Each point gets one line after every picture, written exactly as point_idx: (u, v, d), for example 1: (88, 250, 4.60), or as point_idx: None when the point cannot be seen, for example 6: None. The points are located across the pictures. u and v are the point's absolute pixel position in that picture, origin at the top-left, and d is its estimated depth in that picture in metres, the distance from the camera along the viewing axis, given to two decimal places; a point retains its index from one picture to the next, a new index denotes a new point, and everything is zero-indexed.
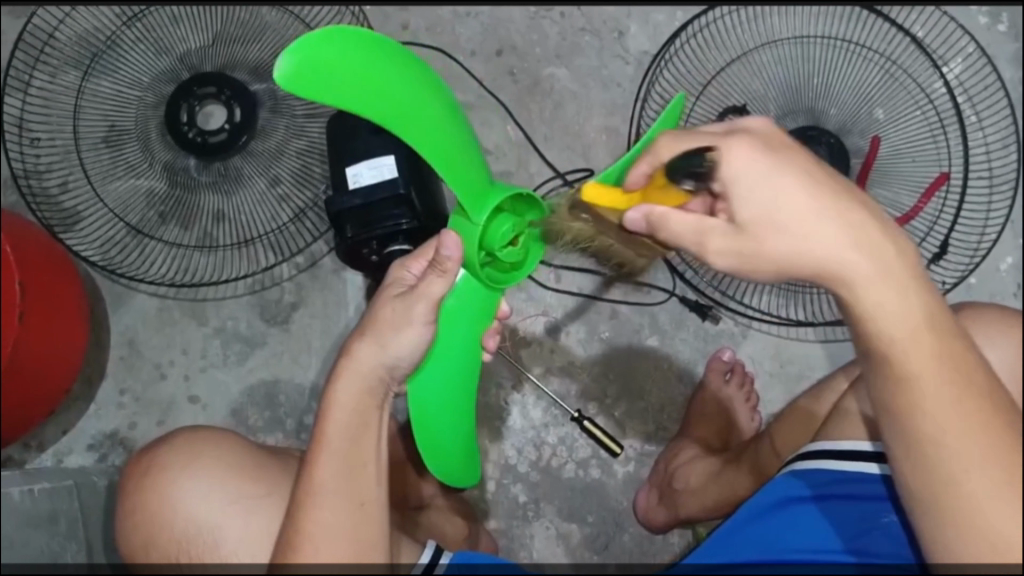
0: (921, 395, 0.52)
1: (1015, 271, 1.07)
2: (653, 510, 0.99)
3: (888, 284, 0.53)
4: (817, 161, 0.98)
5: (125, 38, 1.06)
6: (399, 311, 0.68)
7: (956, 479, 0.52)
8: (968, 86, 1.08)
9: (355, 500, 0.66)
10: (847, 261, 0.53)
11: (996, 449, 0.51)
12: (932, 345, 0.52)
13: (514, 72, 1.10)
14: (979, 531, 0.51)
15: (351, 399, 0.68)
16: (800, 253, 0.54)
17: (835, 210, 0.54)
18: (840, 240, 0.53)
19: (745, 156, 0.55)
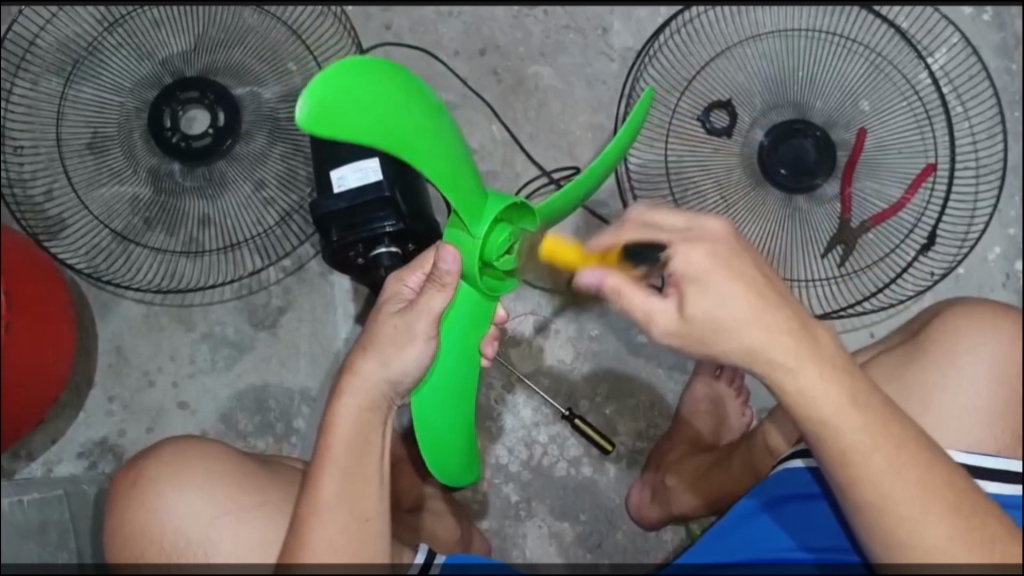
0: (863, 474, 0.56)
1: (1004, 261, 1.07)
2: (646, 507, 0.99)
3: (821, 380, 0.55)
4: (803, 156, 0.99)
5: (105, 43, 1.05)
6: (399, 329, 0.68)
7: (907, 540, 0.56)
8: (953, 77, 1.08)
9: (358, 517, 0.66)
10: (782, 358, 0.55)
11: (941, 511, 0.56)
12: (869, 433, 0.56)
13: (497, 70, 1.10)
14: None
15: (356, 415, 0.67)
16: (745, 344, 0.55)
17: (764, 312, 0.55)
18: (778, 340, 0.55)
19: (694, 256, 0.56)
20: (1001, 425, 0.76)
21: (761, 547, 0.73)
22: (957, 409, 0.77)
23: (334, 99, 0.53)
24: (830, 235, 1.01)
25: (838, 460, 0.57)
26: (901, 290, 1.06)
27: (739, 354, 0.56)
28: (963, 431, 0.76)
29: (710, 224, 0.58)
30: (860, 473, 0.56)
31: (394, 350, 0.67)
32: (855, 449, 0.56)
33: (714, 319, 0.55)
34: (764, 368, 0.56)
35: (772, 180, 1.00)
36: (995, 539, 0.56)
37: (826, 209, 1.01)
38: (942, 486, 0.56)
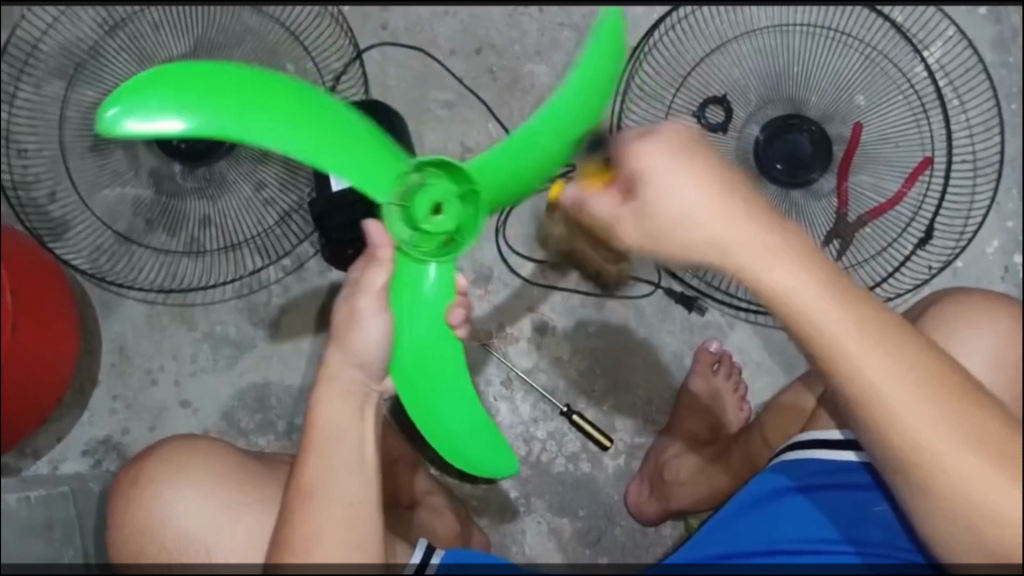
0: (875, 392, 0.55)
1: (1002, 254, 1.07)
2: (644, 503, 1.00)
3: (785, 267, 0.55)
4: (798, 151, 0.99)
5: (107, 47, 1.06)
6: (346, 314, 0.65)
7: (935, 458, 0.55)
8: (949, 70, 1.08)
9: (343, 502, 0.65)
10: (767, 263, 0.55)
11: (966, 420, 0.54)
12: (845, 317, 0.55)
13: (494, 69, 1.10)
14: (944, 478, 0.55)
15: (332, 406, 0.66)
16: (705, 235, 0.56)
17: (724, 202, 0.56)
18: (756, 249, 0.55)
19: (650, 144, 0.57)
20: None
21: (769, 536, 0.75)
22: None
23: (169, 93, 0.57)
24: (826, 231, 1.01)
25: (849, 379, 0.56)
26: (899, 284, 1.06)
27: (711, 251, 0.56)
28: None
29: (670, 130, 0.58)
30: (878, 388, 0.55)
31: (349, 333, 0.64)
32: (863, 368, 0.55)
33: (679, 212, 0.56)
34: (741, 270, 0.56)
35: (769, 174, 1.00)
36: (982, 421, 0.55)
37: (823, 203, 1.01)
38: (962, 395, 0.55)
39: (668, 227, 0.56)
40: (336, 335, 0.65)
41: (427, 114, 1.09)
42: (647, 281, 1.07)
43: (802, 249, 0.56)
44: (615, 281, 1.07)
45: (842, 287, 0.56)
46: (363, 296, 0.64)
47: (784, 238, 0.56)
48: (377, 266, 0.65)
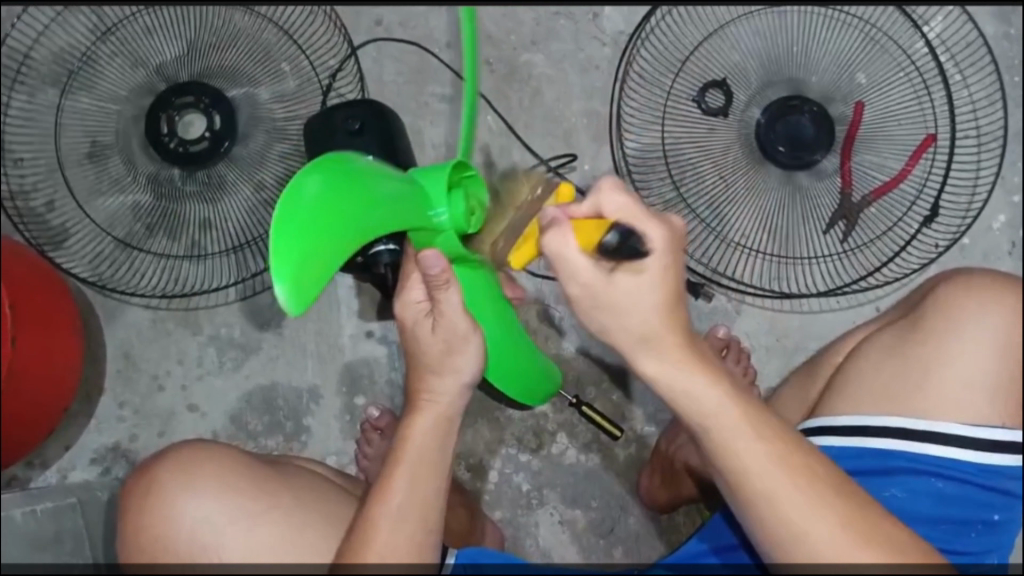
0: (751, 472, 0.62)
1: (1009, 229, 1.06)
2: (658, 491, 0.99)
3: (663, 317, 0.61)
4: (799, 133, 0.98)
5: (99, 53, 1.06)
6: (441, 341, 0.70)
7: (782, 512, 0.61)
8: (949, 45, 1.07)
9: (421, 526, 0.69)
10: (676, 362, 0.62)
11: (825, 496, 0.61)
12: (682, 357, 0.62)
13: (490, 61, 1.10)
14: (779, 518, 0.61)
15: (427, 428, 0.70)
16: (634, 306, 0.60)
17: (666, 287, 0.60)
18: (663, 344, 0.61)
19: (614, 201, 0.58)
20: (1007, 395, 0.76)
21: None
22: (963, 382, 0.77)
23: (298, 257, 0.52)
24: (833, 210, 1.01)
25: (728, 452, 0.62)
26: (906, 263, 1.06)
27: (628, 333, 0.61)
28: (969, 400, 0.76)
29: (674, 221, 0.61)
30: (747, 469, 0.62)
31: (449, 356, 0.70)
32: (739, 438, 0.62)
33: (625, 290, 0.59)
34: (650, 345, 0.61)
35: (770, 156, 0.99)
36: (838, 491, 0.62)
37: (828, 183, 1.01)
38: (827, 478, 0.62)
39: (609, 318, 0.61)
40: (428, 362, 0.71)
41: (425, 109, 1.09)
42: None
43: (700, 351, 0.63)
44: None
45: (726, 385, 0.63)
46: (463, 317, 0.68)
47: (686, 360, 0.62)
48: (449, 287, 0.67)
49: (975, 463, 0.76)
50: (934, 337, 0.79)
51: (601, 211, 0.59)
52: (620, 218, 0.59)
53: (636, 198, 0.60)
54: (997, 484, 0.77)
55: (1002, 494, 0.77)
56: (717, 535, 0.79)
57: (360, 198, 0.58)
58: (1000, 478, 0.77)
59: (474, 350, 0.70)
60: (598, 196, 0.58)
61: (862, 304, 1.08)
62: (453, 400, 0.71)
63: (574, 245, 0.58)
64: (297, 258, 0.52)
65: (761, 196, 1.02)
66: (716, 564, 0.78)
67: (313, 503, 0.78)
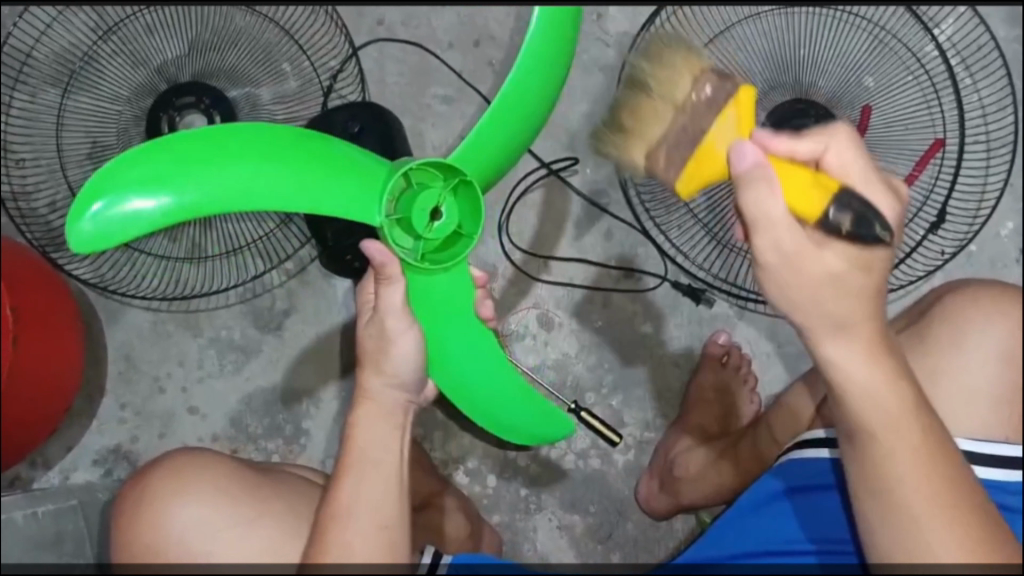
0: (883, 435, 0.60)
1: (1016, 236, 1.05)
2: (654, 499, 0.99)
3: (862, 291, 0.57)
4: (804, 135, 0.94)
5: (100, 53, 1.05)
6: (375, 338, 0.69)
7: (909, 504, 0.61)
8: (960, 48, 1.05)
9: (374, 523, 0.68)
10: (847, 345, 0.58)
11: (932, 481, 0.60)
12: (868, 334, 0.59)
13: (493, 62, 1.09)
14: (909, 516, 0.61)
15: (371, 418, 0.71)
16: (834, 279, 0.56)
17: (864, 267, 0.57)
18: (845, 299, 0.57)
19: (838, 154, 0.58)
20: (1008, 413, 0.75)
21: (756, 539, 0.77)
22: (962, 401, 0.75)
23: (151, 170, 0.58)
24: None
25: (875, 432, 0.60)
26: (911, 270, 1.04)
27: (827, 319, 0.58)
28: (968, 419, 0.75)
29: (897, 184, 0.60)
30: (888, 442, 0.60)
31: (382, 358, 0.69)
32: (888, 416, 0.60)
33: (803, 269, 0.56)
34: (839, 326, 0.58)
35: None
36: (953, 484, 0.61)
37: None
38: (946, 468, 0.61)
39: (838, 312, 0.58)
40: (366, 360, 0.70)
41: (427, 111, 1.08)
42: (654, 274, 1.06)
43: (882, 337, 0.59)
44: (621, 275, 1.06)
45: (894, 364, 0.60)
46: (390, 317, 0.67)
47: (866, 347, 0.59)
48: (388, 283, 0.66)
49: (974, 478, 0.74)
50: (936, 352, 0.78)
51: (826, 167, 0.58)
52: (846, 177, 0.58)
53: (865, 157, 0.59)
54: (996, 499, 0.74)
55: (1003, 510, 0.75)
56: (780, 534, 0.76)
57: (313, 156, 0.63)
58: (1001, 494, 0.74)
59: (415, 346, 0.68)
60: (824, 148, 0.58)
61: None
62: (397, 396, 0.71)
63: (777, 204, 0.54)
64: (131, 163, 0.58)
65: None
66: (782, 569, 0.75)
67: (305, 506, 0.78)
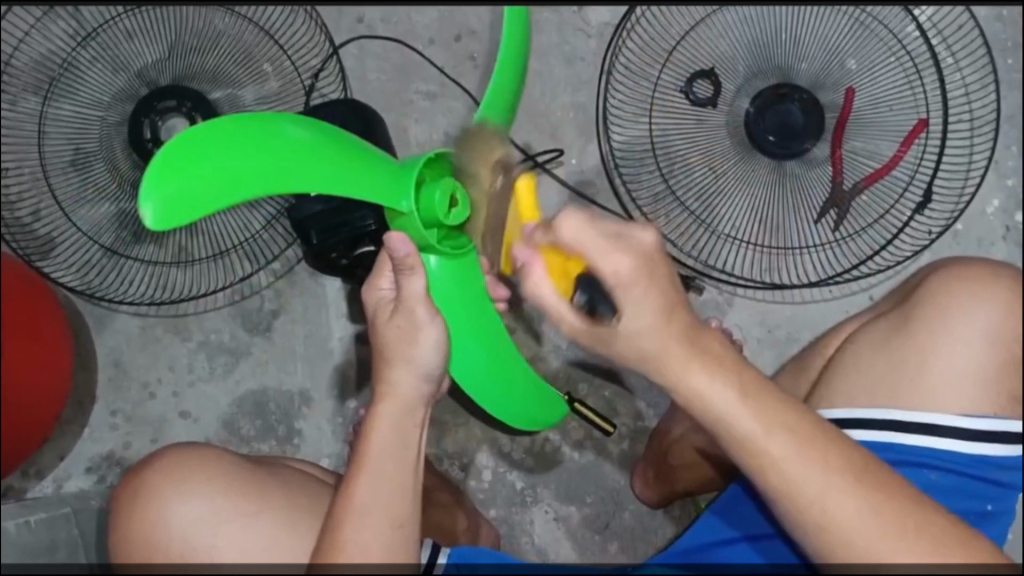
0: (788, 485, 0.60)
1: (1003, 214, 1.05)
2: (650, 487, 0.99)
3: (655, 320, 0.56)
4: (790, 120, 0.97)
5: (80, 59, 1.04)
6: (403, 327, 0.70)
7: (802, 495, 0.60)
8: (941, 27, 1.05)
9: (394, 523, 0.68)
10: (692, 366, 0.58)
11: (839, 472, 0.60)
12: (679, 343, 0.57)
13: (474, 56, 1.09)
14: (812, 510, 0.60)
15: (391, 417, 0.70)
16: (644, 330, 0.56)
17: (657, 298, 0.56)
18: (689, 362, 0.58)
19: (574, 230, 0.55)
20: (996, 386, 0.76)
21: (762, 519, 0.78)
22: (950, 377, 0.76)
23: (220, 173, 0.56)
24: (823, 200, 0.99)
25: (747, 445, 0.60)
26: (898, 251, 1.04)
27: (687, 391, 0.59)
28: (958, 395, 0.76)
29: (640, 238, 0.56)
30: (759, 447, 0.59)
31: (404, 347, 0.69)
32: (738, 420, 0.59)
33: (645, 348, 0.57)
34: (655, 362, 0.58)
35: (761, 147, 0.98)
36: (855, 465, 0.61)
37: (819, 172, 0.99)
38: (863, 479, 0.61)
39: (694, 389, 0.58)
40: (384, 354, 0.70)
41: (409, 107, 1.07)
42: None
43: (713, 348, 0.59)
44: None
45: (776, 409, 0.60)
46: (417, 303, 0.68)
47: (712, 369, 0.58)
48: (412, 274, 0.68)
49: (965, 454, 0.75)
50: (924, 330, 0.78)
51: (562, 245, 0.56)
52: (585, 253, 0.55)
53: (597, 221, 0.56)
54: (987, 475, 0.76)
55: (994, 484, 0.77)
56: (750, 523, 0.79)
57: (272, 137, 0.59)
58: (988, 468, 0.76)
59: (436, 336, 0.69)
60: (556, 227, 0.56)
61: (854, 293, 1.07)
62: (421, 391, 0.71)
63: (549, 293, 0.57)
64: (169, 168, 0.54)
65: (753, 186, 1.00)
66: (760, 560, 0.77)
67: (304, 501, 0.78)
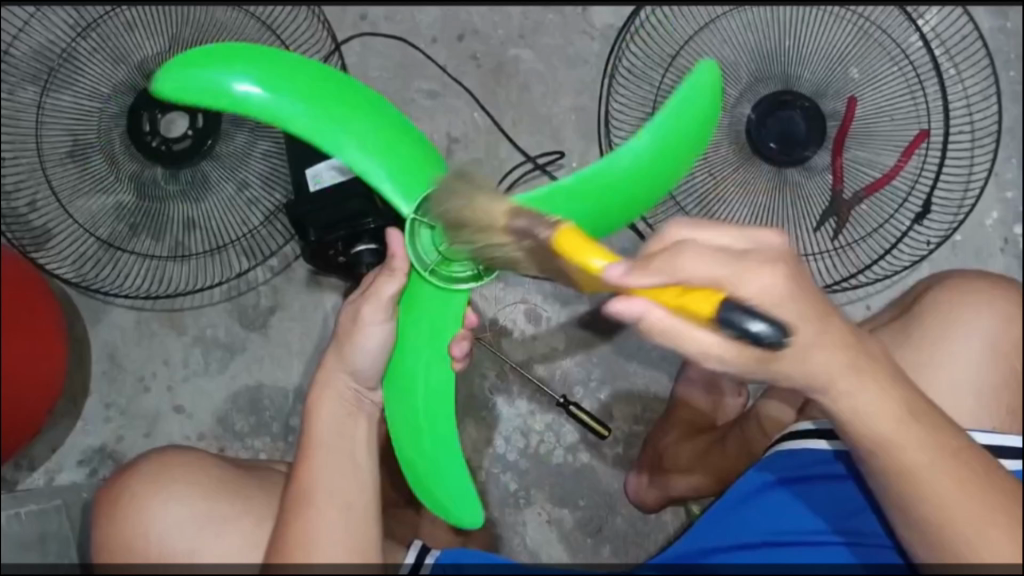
0: (913, 460, 0.57)
1: (1001, 226, 1.05)
2: (644, 491, 0.99)
3: (777, 305, 0.50)
4: (792, 128, 0.97)
5: (80, 50, 1.04)
6: (352, 319, 0.68)
7: (911, 467, 0.57)
8: (944, 39, 1.05)
9: (345, 504, 0.68)
10: (811, 351, 0.52)
11: (938, 453, 0.57)
12: (810, 321, 0.52)
13: (477, 55, 1.08)
14: (916, 484, 0.57)
15: (332, 410, 0.70)
16: (802, 335, 0.51)
17: (791, 291, 0.51)
18: (810, 341, 0.52)
19: (688, 237, 0.52)
20: (993, 399, 0.76)
21: (753, 530, 0.77)
22: (946, 389, 0.76)
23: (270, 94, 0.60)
24: (824, 209, 1.00)
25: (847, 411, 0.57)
26: (897, 260, 1.04)
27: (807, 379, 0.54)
28: (954, 407, 0.76)
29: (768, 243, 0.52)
30: (868, 418, 0.56)
31: (349, 346, 0.68)
32: (857, 386, 0.55)
33: (793, 343, 0.51)
34: (784, 355, 0.52)
35: (764, 154, 0.97)
36: (951, 446, 0.58)
37: (818, 180, 0.99)
38: (963, 467, 0.57)
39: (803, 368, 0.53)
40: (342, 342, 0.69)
41: (411, 106, 1.07)
42: None
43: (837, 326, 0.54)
44: None
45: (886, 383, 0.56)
46: (370, 306, 0.66)
47: (834, 346, 0.53)
48: (388, 275, 0.66)
49: None
50: (918, 344, 0.78)
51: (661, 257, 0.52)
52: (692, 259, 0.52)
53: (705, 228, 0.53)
54: None
55: None
56: (738, 531, 0.77)
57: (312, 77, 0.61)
58: None
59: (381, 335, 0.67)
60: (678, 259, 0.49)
61: (852, 303, 1.07)
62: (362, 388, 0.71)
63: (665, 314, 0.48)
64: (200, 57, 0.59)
65: (753, 192, 1.00)
66: (857, 565, 0.71)
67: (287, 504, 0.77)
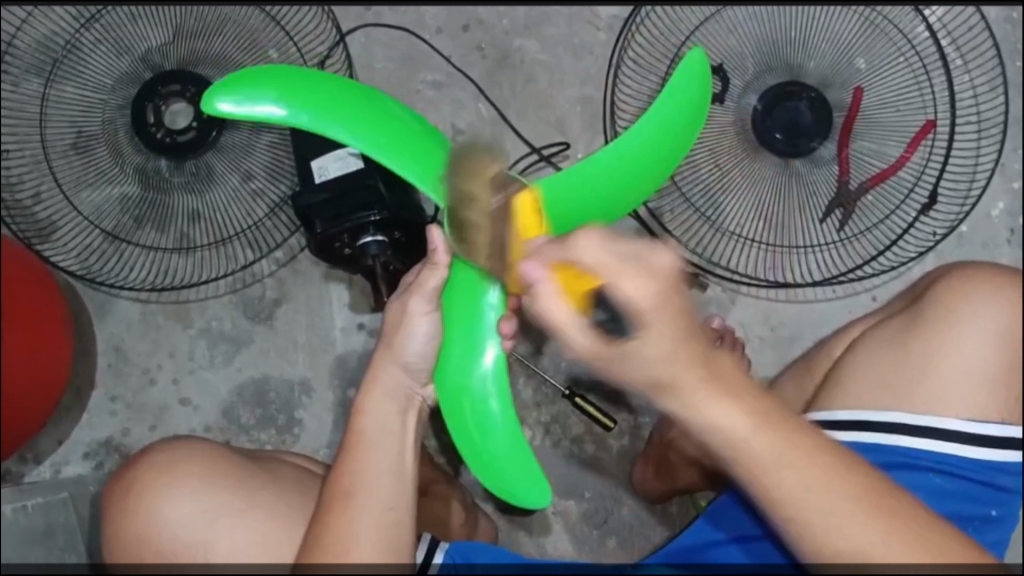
0: (805, 513, 0.57)
1: (1008, 217, 1.05)
2: (649, 482, 0.98)
3: (662, 351, 0.52)
4: (798, 118, 0.96)
5: (84, 40, 1.04)
6: (397, 314, 0.71)
7: (809, 522, 0.57)
8: (950, 28, 1.05)
9: (382, 506, 0.68)
10: (705, 398, 0.54)
11: (847, 498, 0.57)
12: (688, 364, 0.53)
13: (482, 46, 1.08)
14: (823, 535, 0.57)
15: (381, 405, 0.71)
16: (647, 370, 0.52)
17: (672, 336, 0.52)
18: (687, 387, 0.54)
19: (593, 250, 0.51)
20: (1003, 389, 0.75)
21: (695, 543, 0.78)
22: (957, 378, 0.75)
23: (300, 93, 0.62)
24: (829, 200, 0.99)
25: (760, 478, 0.57)
26: (903, 251, 1.04)
27: (643, 384, 0.53)
28: (963, 397, 0.75)
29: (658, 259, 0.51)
30: (776, 485, 0.56)
31: (399, 337, 0.70)
32: (751, 444, 0.55)
33: (659, 375, 0.53)
34: (665, 387, 0.54)
35: (769, 145, 0.97)
36: (879, 508, 0.58)
37: (825, 171, 0.98)
38: (874, 505, 0.58)
39: (704, 417, 0.55)
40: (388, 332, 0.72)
41: (415, 96, 1.07)
42: None
43: (723, 370, 0.55)
44: None
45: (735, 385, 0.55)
46: (416, 296, 0.69)
47: (727, 400, 0.55)
48: (433, 270, 0.69)
49: (972, 459, 0.75)
50: (928, 336, 0.77)
51: (576, 265, 0.51)
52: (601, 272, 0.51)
53: (614, 244, 0.51)
54: (993, 480, 0.76)
55: (1001, 490, 0.76)
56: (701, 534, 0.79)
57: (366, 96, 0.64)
58: (995, 473, 0.76)
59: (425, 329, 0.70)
60: (573, 250, 0.51)
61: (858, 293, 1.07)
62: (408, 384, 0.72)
63: (559, 315, 0.51)
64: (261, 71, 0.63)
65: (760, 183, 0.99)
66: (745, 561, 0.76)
67: (295, 496, 0.77)
